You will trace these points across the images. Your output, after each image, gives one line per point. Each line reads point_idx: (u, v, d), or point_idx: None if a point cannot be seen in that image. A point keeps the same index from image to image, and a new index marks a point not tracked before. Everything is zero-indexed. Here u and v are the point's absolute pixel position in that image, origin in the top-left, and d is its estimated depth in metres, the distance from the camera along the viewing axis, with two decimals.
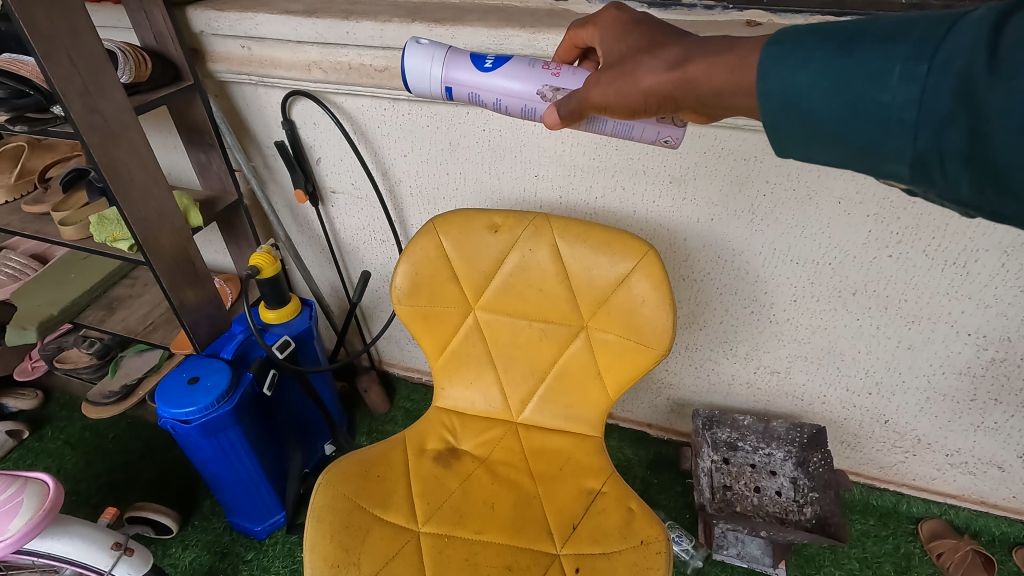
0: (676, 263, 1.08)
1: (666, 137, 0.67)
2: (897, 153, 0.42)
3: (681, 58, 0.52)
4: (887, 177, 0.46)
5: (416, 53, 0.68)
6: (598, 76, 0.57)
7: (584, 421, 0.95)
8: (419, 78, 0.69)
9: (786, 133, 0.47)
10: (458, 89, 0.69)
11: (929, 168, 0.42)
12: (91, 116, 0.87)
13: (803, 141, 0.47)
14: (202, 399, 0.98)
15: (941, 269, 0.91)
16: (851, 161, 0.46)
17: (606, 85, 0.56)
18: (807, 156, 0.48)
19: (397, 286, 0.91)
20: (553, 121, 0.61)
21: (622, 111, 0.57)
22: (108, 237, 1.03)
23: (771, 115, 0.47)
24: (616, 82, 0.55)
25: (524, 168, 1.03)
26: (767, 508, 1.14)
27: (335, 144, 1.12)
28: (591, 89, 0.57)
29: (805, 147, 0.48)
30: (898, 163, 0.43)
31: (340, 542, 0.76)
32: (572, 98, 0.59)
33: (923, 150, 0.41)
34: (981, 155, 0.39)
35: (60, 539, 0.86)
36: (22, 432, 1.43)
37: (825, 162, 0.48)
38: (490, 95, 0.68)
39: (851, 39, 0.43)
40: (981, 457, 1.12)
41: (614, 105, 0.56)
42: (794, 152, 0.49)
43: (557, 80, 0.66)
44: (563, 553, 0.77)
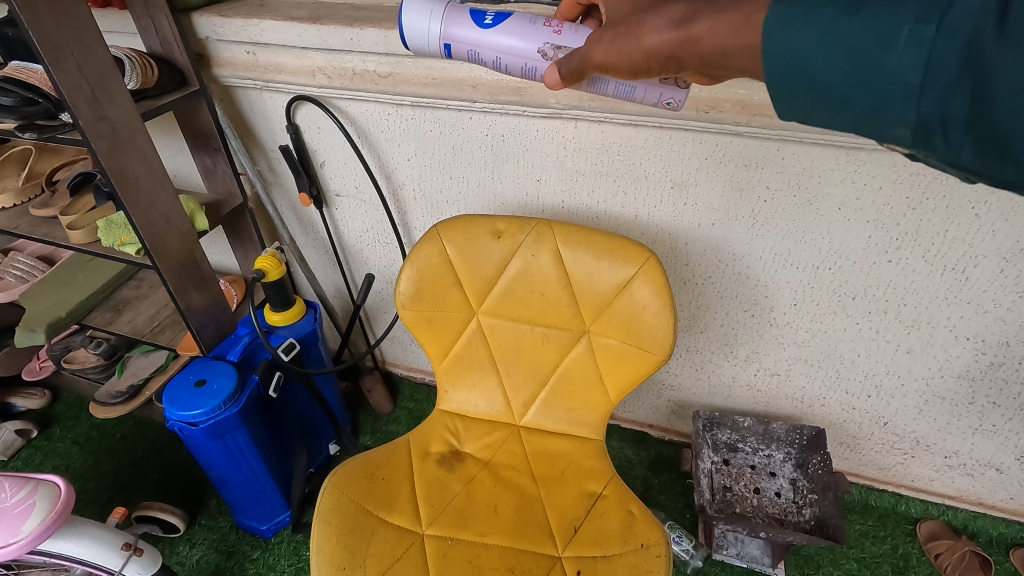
0: (677, 267, 1.08)
1: (669, 99, 0.66)
2: (900, 118, 0.42)
3: (686, 16, 0.48)
4: (887, 141, 0.45)
5: (415, 8, 0.66)
6: (601, 32, 0.54)
7: (584, 424, 0.96)
8: (418, 32, 0.67)
9: (790, 98, 0.46)
10: (456, 46, 0.67)
11: (932, 135, 0.42)
12: (99, 123, 0.88)
13: (807, 104, 0.46)
14: (209, 402, 0.99)
15: (940, 274, 0.92)
16: (853, 126, 0.46)
17: (608, 44, 0.52)
18: (809, 119, 0.47)
19: (402, 290, 0.92)
20: (554, 81, 0.59)
21: (623, 71, 0.53)
22: (116, 241, 1.04)
23: (774, 81, 0.46)
24: (618, 41, 0.52)
25: (527, 173, 1.04)
26: (767, 509, 1.15)
27: (338, 147, 1.13)
28: (592, 48, 0.54)
29: (809, 111, 0.47)
30: (900, 128, 0.43)
31: (346, 544, 0.77)
32: (575, 57, 0.56)
33: (926, 115, 0.41)
34: (985, 120, 0.39)
35: (71, 539, 0.88)
36: (31, 431, 1.45)
37: (824, 125, 0.47)
38: (490, 53, 0.66)
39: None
40: (980, 459, 1.13)
41: (616, 66, 0.53)
42: (796, 114, 0.48)
43: (559, 38, 0.64)
44: (564, 556, 0.79)
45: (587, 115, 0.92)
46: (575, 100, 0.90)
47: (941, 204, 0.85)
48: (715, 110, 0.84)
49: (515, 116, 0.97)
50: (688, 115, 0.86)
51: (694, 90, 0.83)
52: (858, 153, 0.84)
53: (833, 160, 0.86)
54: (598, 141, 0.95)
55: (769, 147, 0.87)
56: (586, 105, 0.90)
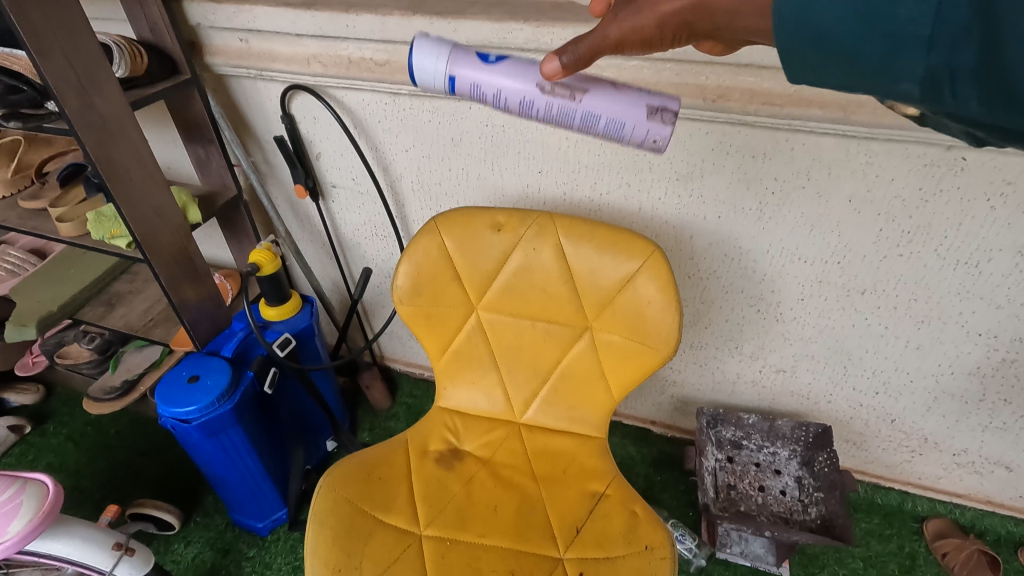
0: (682, 261, 1.06)
1: (653, 137, 0.65)
2: (908, 75, 0.41)
3: None
4: (898, 97, 0.44)
5: (428, 44, 0.64)
6: (614, 10, 0.52)
7: (586, 422, 0.94)
8: (424, 72, 0.65)
9: (801, 59, 0.44)
10: (461, 82, 0.65)
11: (943, 89, 0.40)
12: (86, 112, 0.85)
13: (814, 65, 0.44)
14: (202, 399, 0.97)
15: (953, 269, 0.90)
16: (864, 84, 0.44)
17: (624, 19, 0.50)
18: (820, 80, 0.45)
19: (399, 285, 0.89)
20: (551, 71, 0.55)
21: (638, 45, 0.52)
22: (107, 234, 1.01)
23: (787, 41, 0.44)
24: (634, 13, 0.50)
25: (528, 165, 1.01)
26: (772, 507, 1.13)
27: (335, 138, 1.10)
28: (607, 25, 0.51)
29: (820, 72, 0.44)
30: (909, 83, 0.41)
31: (342, 546, 0.75)
32: (584, 39, 0.53)
33: (935, 69, 0.39)
34: (994, 72, 0.37)
35: (60, 540, 0.86)
36: (24, 428, 1.43)
37: (832, 86, 0.45)
38: (494, 88, 0.65)
39: None
40: (989, 457, 1.11)
41: (631, 42, 0.51)
42: (807, 77, 0.45)
43: (556, 76, 0.64)
44: (566, 558, 0.77)
45: None
46: None
47: (955, 197, 0.82)
48: (723, 99, 0.81)
49: None
50: (695, 104, 0.83)
51: (702, 79, 0.81)
52: (871, 144, 0.81)
53: (844, 150, 0.83)
54: None
55: (778, 138, 0.85)
56: None
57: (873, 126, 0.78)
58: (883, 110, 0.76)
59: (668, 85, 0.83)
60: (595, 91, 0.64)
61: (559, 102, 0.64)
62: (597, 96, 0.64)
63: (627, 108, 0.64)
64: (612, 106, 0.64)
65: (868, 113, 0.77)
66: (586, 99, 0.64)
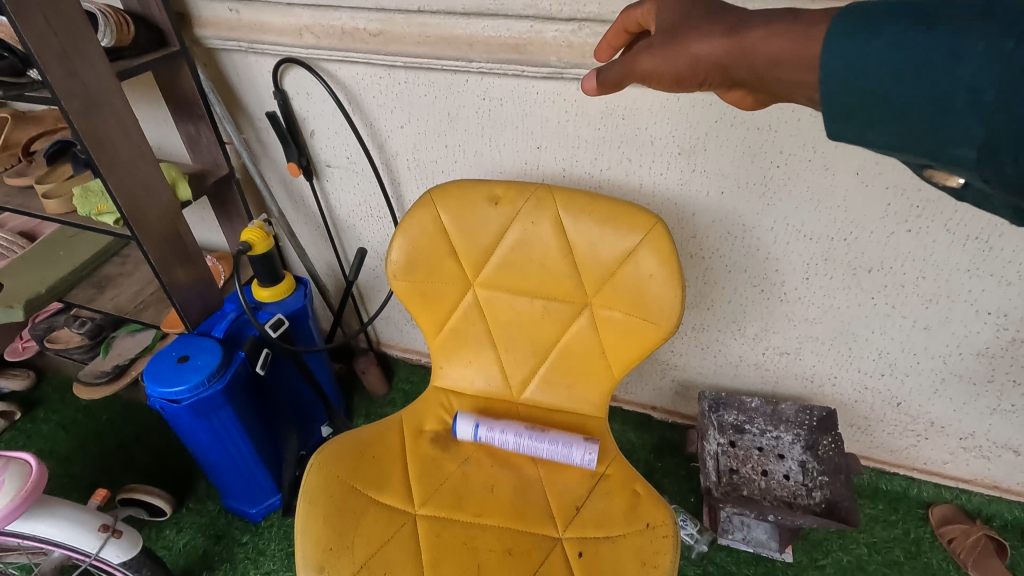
0: (685, 240, 1.04)
1: None
2: (964, 137, 0.39)
3: (736, 25, 0.48)
4: (950, 166, 0.42)
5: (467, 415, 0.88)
6: (651, 42, 0.53)
7: (587, 402, 0.92)
8: None
9: (844, 112, 0.44)
10: None
11: (1001, 157, 0.38)
12: (70, 81, 0.83)
13: (863, 120, 0.43)
14: (192, 378, 0.95)
15: (963, 245, 0.87)
16: (912, 148, 0.43)
17: (655, 53, 0.52)
18: (861, 138, 0.45)
19: (393, 260, 0.87)
20: (590, 88, 0.59)
21: (667, 79, 0.53)
22: (93, 210, 0.99)
23: (832, 91, 0.44)
24: (664, 50, 0.52)
25: (526, 140, 0.99)
26: (775, 492, 1.12)
27: (329, 115, 1.07)
28: (637, 59, 0.54)
29: (862, 127, 0.44)
30: (963, 146, 0.40)
31: (333, 525, 0.73)
32: (618, 65, 0.56)
33: (992, 133, 0.38)
34: None
35: (45, 521, 0.85)
36: (14, 414, 1.40)
37: (878, 145, 0.44)
38: None
39: (925, 17, 0.40)
40: (997, 441, 1.09)
41: (660, 75, 0.53)
42: (848, 134, 0.45)
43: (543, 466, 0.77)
44: (565, 538, 0.75)
45: (590, 75, 0.86)
46: (578, 57, 0.84)
47: None
48: None
49: (515, 77, 0.91)
50: None
51: None
52: None
53: None
54: (602, 104, 0.90)
55: (784, 107, 0.82)
56: (590, 64, 0.84)
57: None
58: None
59: None
60: (550, 434, 0.84)
61: None
62: (554, 438, 0.83)
63: (569, 443, 0.82)
64: (563, 440, 0.83)
65: None
66: (546, 441, 0.83)
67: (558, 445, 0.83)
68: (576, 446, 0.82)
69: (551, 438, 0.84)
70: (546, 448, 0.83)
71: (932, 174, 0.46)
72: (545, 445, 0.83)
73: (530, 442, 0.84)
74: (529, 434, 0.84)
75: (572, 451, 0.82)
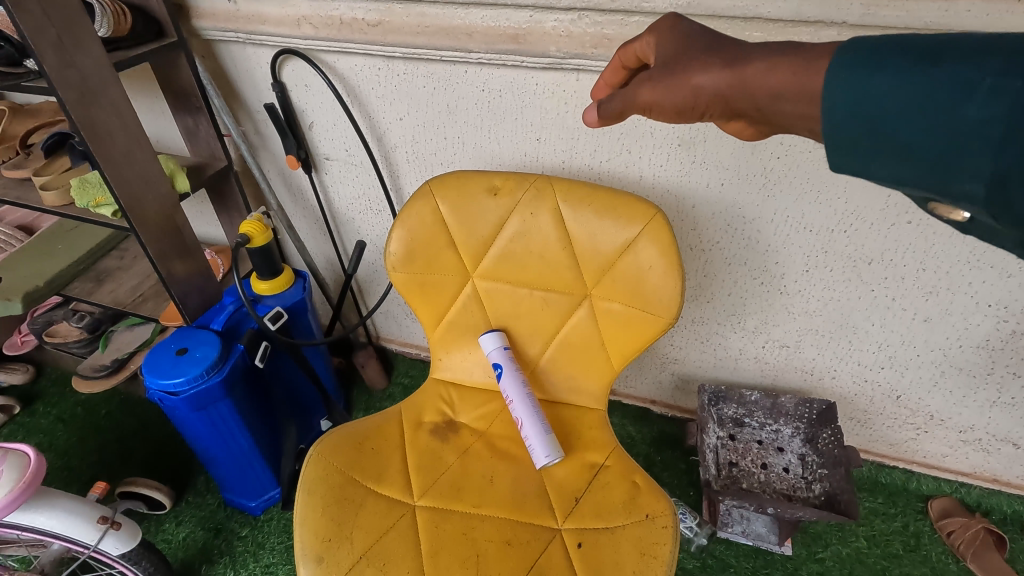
0: (685, 232, 1.03)
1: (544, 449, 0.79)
2: (973, 172, 0.40)
3: (737, 58, 0.49)
4: (956, 201, 0.43)
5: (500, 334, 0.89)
6: (650, 74, 0.55)
7: (586, 394, 0.92)
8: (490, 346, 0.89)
9: (849, 145, 0.45)
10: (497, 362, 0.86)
11: (1008, 195, 0.39)
12: (66, 70, 0.82)
13: (868, 154, 0.44)
14: (190, 370, 0.94)
15: (964, 237, 0.87)
16: (917, 182, 0.43)
17: (655, 84, 0.53)
18: (865, 172, 0.45)
19: (392, 252, 0.87)
20: (592, 120, 0.59)
21: (668, 110, 0.54)
22: (90, 202, 0.98)
23: (837, 125, 0.44)
24: (665, 82, 0.53)
25: (525, 132, 0.98)
26: (775, 485, 1.12)
27: (328, 107, 1.07)
28: (638, 90, 0.55)
29: (865, 162, 0.45)
30: (972, 181, 0.40)
31: (332, 516, 0.74)
32: (618, 97, 0.57)
33: (1002, 170, 0.39)
34: None
35: (43, 512, 0.85)
36: (13, 408, 1.40)
37: (883, 179, 0.45)
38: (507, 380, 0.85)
39: (933, 54, 0.41)
40: (996, 434, 1.08)
41: (661, 106, 0.53)
42: (852, 167, 0.46)
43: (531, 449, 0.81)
44: (564, 528, 0.75)
45: (590, 65, 0.85)
46: (578, 47, 0.83)
47: None
48: None
49: (514, 68, 0.91)
50: None
51: None
52: None
53: None
54: None
55: None
56: (590, 54, 0.83)
57: None
58: None
59: None
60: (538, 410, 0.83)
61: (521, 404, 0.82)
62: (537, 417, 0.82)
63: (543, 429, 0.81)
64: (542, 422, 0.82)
65: None
66: (530, 411, 0.82)
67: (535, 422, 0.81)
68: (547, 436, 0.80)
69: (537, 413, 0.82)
70: (522, 418, 0.82)
71: (935, 209, 0.46)
72: (525, 412, 0.82)
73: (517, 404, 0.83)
74: (524, 396, 0.83)
75: (539, 436, 0.80)
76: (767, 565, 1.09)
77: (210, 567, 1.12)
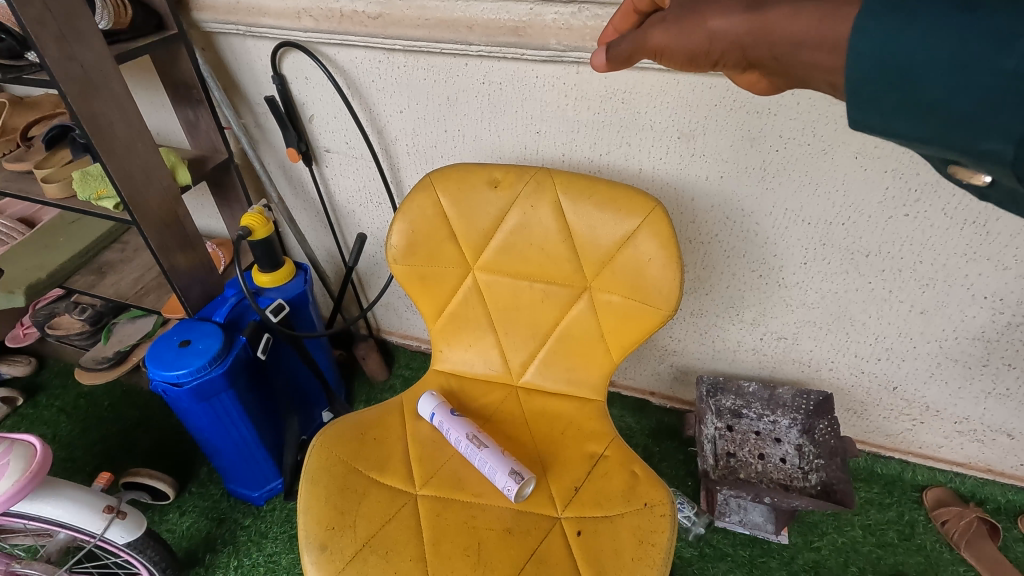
0: (684, 225, 1.04)
1: (508, 481, 0.76)
2: (1003, 132, 0.36)
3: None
4: (981, 162, 0.39)
5: (431, 394, 0.88)
6: (664, 16, 0.53)
7: (585, 385, 0.93)
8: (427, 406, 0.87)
9: (872, 100, 0.41)
10: (438, 416, 0.85)
11: None
12: (68, 63, 0.82)
13: (889, 110, 0.41)
14: (193, 362, 0.95)
15: (960, 229, 0.88)
16: (942, 140, 0.39)
17: (668, 26, 0.51)
18: (887, 129, 0.42)
19: (393, 244, 0.87)
20: (600, 64, 0.59)
21: (679, 55, 0.52)
22: (93, 194, 0.99)
23: (860, 80, 0.41)
24: (678, 25, 0.51)
25: (525, 124, 0.98)
26: (772, 474, 1.14)
27: (328, 99, 1.07)
28: (648, 34, 0.53)
29: (889, 119, 0.41)
30: (1001, 142, 0.37)
31: (335, 505, 0.75)
32: (629, 38, 0.55)
33: None
34: None
35: (50, 502, 0.87)
36: (16, 400, 1.41)
37: (904, 137, 0.41)
38: (452, 429, 0.83)
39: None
40: (991, 424, 1.10)
41: (672, 51, 0.52)
42: (873, 124, 0.42)
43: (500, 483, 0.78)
44: (564, 516, 0.76)
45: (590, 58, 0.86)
46: (579, 40, 0.83)
47: None
48: None
49: (514, 60, 0.91)
50: None
51: None
52: None
53: None
54: (602, 88, 0.90)
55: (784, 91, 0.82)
56: (590, 47, 0.83)
57: None
58: None
59: None
60: (489, 448, 0.80)
61: (472, 444, 0.81)
62: (489, 455, 0.79)
63: (498, 465, 0.78)
64: (497, 459, 0.79)
65: None
66: (481, 453, 0.80)
67: (488, 463, 0.79)
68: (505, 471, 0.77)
69: (487, 452, 0.80)
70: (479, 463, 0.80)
71: (955, 171, 0.43)
72: (478, 457, 0.80)
73: (468, 451, 0.81)
74: (471, 441, 0.81)
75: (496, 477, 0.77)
76: (764, 554, 1.11)
77: (214, 556, 1.13)
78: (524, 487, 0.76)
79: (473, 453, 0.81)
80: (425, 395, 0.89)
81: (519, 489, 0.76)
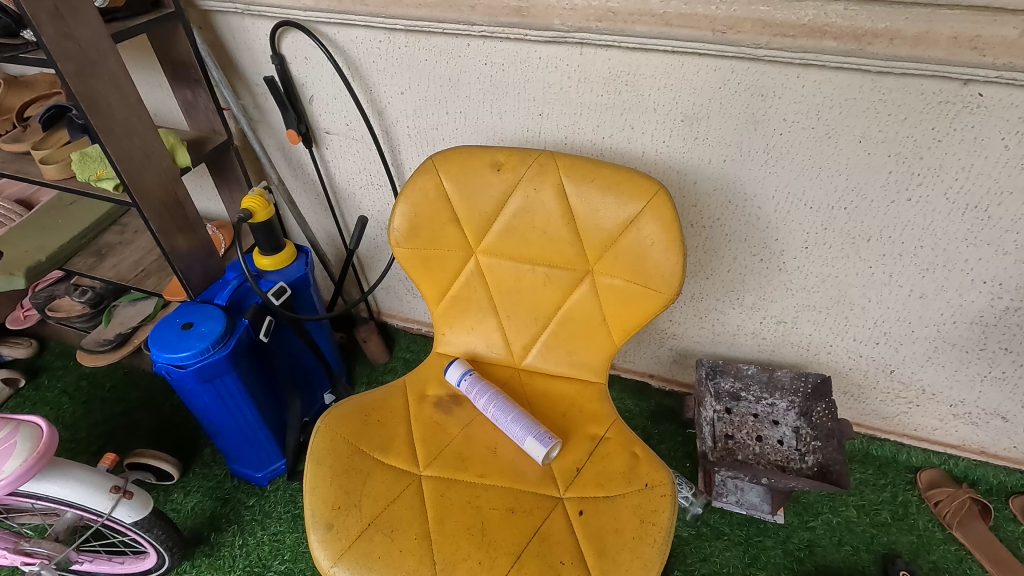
0: (686, 208, 1.04)
1: (538, 439, 0.80)
2: None
3: None
4: None
5: (460, 361, 0.91)
6: None
7: (586, 367, 0.93)
8: (456, 375, 0.90)
9: None
10: (467, 383, 0.88)
11: None
12: (65, 42, 0.81)
13: None
14: (196, 344, 0.96)
15: (961, 214, 0.88)
16: None
17: None
18: None
19: (396, 227, 0.88)
20: None
21: None
22: (92, 175, 0.98)
23: None
24: None
25: (528, 106, 0.98)
26: (769, 456, 1.15)
27: (328, 81, 1.06)
28: None
29: None
30: None
31: (340, 485, 0.76)
32: None
33: None
34: None
35: (57, 482, 0.88)
36: (18, 381, 1.42)
37: None
38: (481, 396, 0.86)
39: None
40: (986, 407, 1.11)
41: None
42: None
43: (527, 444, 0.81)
44: (566, 497, 0.77)
45: (594, 38, 0.85)
46: (583, 21, 0.83)
47: (969, 136, 0.80)
48: (734, 31, 0.78)
49: (517, 41, 0.90)
50: (704, 37, 0.80)
51: (713, 9, 0.77)
52: (886, 80, 0.78)
53: (856, 86, 0.80)
54: (605, 70, 0.89)
55: (789, 74, 0.81)
56: (592, 27, 0.83)
57: (889, 58, 0.75)
58: (901, 41, 0.72)
59: (675, 16, 0.79)
60: (519, 411, 0.83)
61: (501, 408, 0.84)
62: (518, 417, 0.83)
63: (528, 428, 0.81)
64: (526, 423, 0.82)
65: (885, 45, 0.73)
66: (510, 417, 0.83)
67: (518, 425, 0.82)
68: (536, 432, 0.81)
69: (516, 416, 0.83)
70: (507, 425, 0.83)
71: None
72: (508, 420, 0.83)
73: (496, 415, 0.84)
74: (499, 406, 0.84)
75: (526, 437, 0.80)
76: (760, 533, 1.13)
77: (219, 535, 1.15)
78: (553, 446, 0.80)
79: (501, 416, 0.84)
80: (453, 363, 0.91)
81: (549, 446, 0.79)
